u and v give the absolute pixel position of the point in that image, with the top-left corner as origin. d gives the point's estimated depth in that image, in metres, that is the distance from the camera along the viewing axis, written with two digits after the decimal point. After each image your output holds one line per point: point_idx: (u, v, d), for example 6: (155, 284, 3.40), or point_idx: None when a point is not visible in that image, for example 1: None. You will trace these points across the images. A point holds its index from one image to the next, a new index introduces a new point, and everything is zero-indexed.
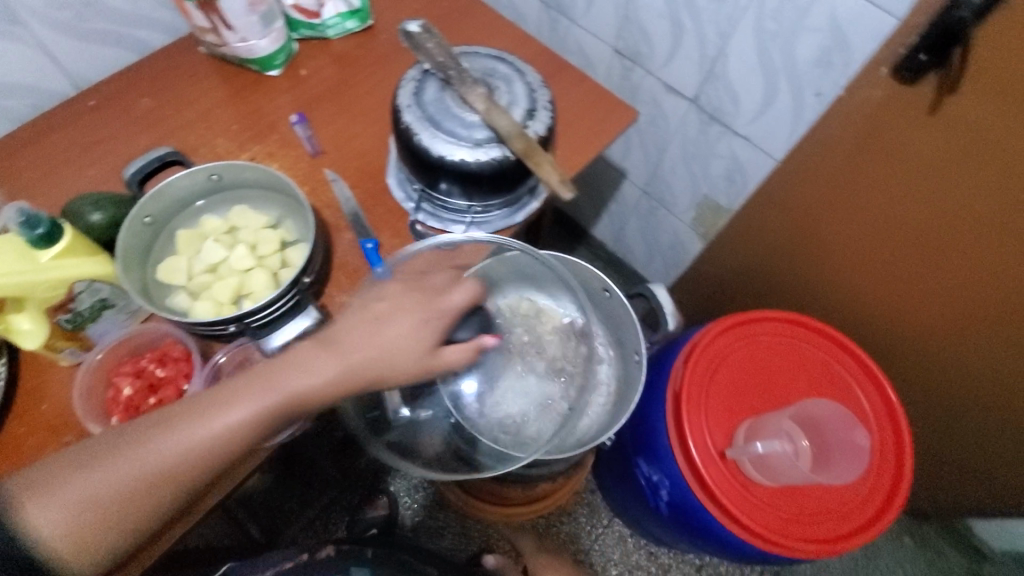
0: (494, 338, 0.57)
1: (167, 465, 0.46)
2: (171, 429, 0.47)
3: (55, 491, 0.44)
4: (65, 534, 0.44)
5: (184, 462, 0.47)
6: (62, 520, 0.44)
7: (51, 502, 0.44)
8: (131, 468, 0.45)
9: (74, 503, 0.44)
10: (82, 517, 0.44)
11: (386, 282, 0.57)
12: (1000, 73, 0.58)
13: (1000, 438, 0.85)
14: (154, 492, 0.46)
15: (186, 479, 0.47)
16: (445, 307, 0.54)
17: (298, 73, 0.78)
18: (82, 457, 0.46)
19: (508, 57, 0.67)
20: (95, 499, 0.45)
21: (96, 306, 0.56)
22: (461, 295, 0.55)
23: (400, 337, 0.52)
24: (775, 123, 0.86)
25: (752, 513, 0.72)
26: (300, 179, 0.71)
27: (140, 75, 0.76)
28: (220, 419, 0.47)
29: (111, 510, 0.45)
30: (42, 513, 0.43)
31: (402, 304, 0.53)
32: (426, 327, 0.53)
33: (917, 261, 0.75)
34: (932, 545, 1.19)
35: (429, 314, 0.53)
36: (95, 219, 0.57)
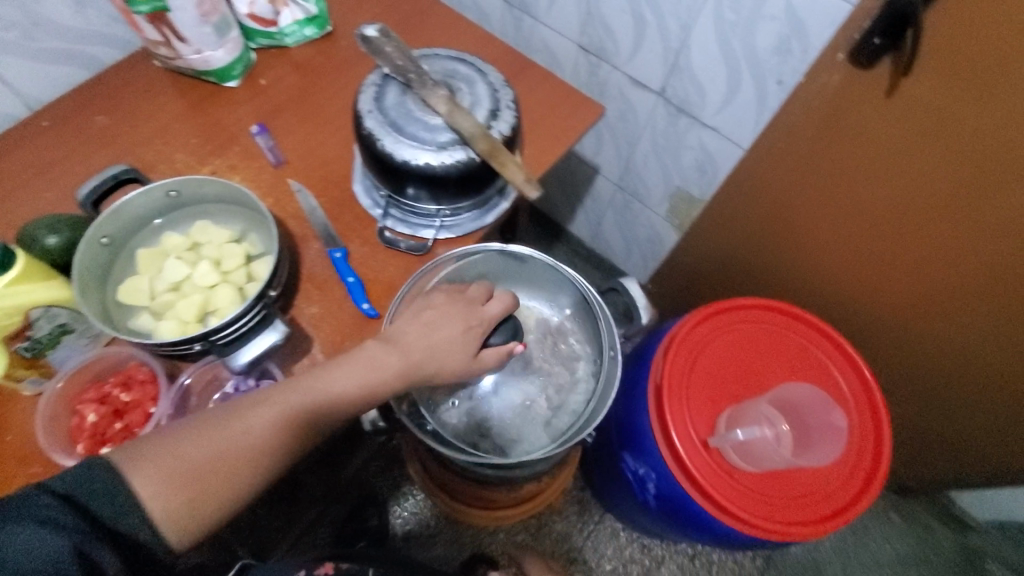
0: (525, 345, 0.62)
1: (264, 443, 0.47)
2: (269, 409, 0.48)
3: (161, 462, 0.44)
4: (168, 507, 0.43)
5: (279, 442, 0.48)
6: (168, 492, 0.43)
7: (155, 471, 0.43)
8: (233, 440, 0.46)
9: (176, 474, 0.44)
10: (186, 490, 0.44)
11: (432, 292, 0.61)
12: (953, 53, 0.59)
13: (974, 412, 0.87)
14: (251, 470, 0.47)
15: (274, 460, 0.48)
16: (484, 317, 0.59)
17: (257, 83, 0.77)
18: (184, 431, 0.46)
19: (469, 58, 0.66)
20: (200, 472, 0.45)
21: (55, 332, 0.54)
22: (499, 305, 0.60)
23: (451, 340, 0.56)
24: (740, 113, 0.87)
25: (739, 500, 0.72)
26: (264, 191, 0.69)
27: (94, 93, 0.74)
28: (305, 402, 0.50)
29: (211, 486, 0.45)
30: (150, 483, 0.43)
31: (448, 313, 0.57)
32: (470, 334, 0.58)
33: (885, 241, 0.77)
34: (917, 519, 1.21)
35: (473, 321, 0.58)
36: (50, 243, 0.55)
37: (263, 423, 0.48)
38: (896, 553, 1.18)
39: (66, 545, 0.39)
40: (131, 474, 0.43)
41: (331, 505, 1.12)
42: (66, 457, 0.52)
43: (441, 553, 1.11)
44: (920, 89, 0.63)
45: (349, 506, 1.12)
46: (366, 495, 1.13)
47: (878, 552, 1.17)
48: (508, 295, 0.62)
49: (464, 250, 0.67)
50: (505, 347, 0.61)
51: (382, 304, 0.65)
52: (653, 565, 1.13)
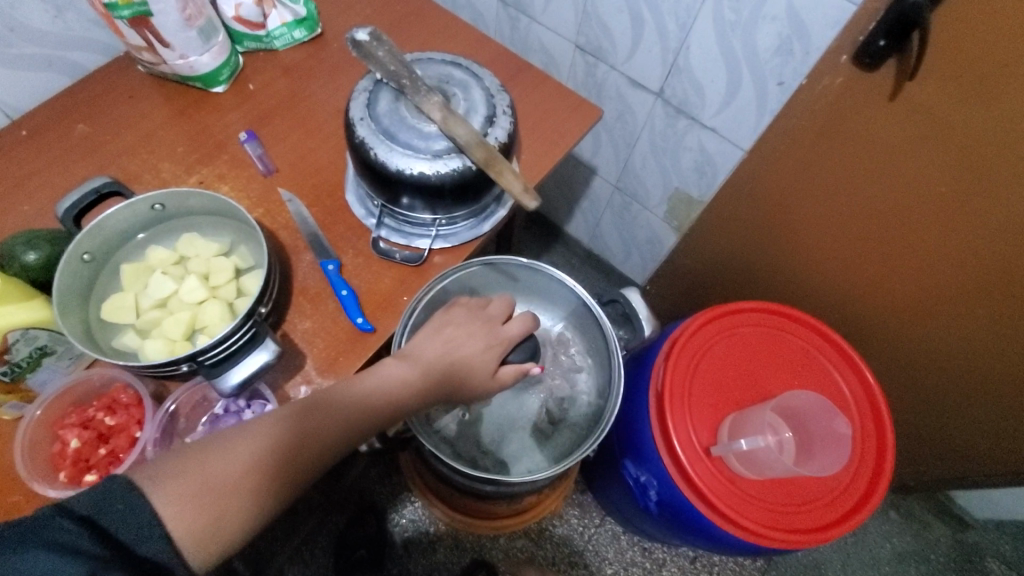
0: (542, 367, 0.64)
1: (291, 458, 0.45)
2: (296, 423, 0.46)
3: (185, 478, 0.40)
4: (193, 527, 0.40)
5: (304, 459, 0.46)
6: (193, 510, 0.40)
7: (180, 493, 0.40)
8: (257, 454, 0.43)
9: (202, 490, 0.41)
10: (211, 508, 0.41)
11: (450, 306, 0.63)
12: (960, 55, 0.57)
13: (976, 413, 0.86)
14: (276, 488, 0.44)
15: (286, 479, 0.45)
16: (504, 335, 0.62)
17: (245, 88, 0.75)
18: (207, 445, 0.43)
19: (464, 62, 0.64)
20: (227, 489, 0.41)
21: (34, 355, 0.52)
22: (520, 326, 0.63)
23: (474, 356, 0.59)
24: (740, 114, 0.85)
25: (741, 507, 0.71)
26: (253, 201, 0.67)
27: (76, 100, 0.71)
28: (331, 417, 0.48)
29: (236, 503, 0.42)
30: (173, 501, 0.39)
31: (469, 330, 0.60)
32: (490, 352, 0.60)
33: (889, 243, 0.75)
34: (918, 517, 1.20)
35: (493, 341, 0.61)
36: (30, 259, 0.53)
37: (288, 438, 0.45)
38: (895, 551, 1.17)
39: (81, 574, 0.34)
40: (154, 491, 0.39)
41: (330, 513, 1.10)
42: (47, 486, 0.51)
43: (442, 560, 1.09)
44: (924, 93, 0.62)
45: (348, 514, 1.10)
46: (365, 503, 1.11)
47: (878, 551, 1.17)
48: (529, 314, 0.65)
49: (473, 260, 0.67)
50: (524, 364, 0.63)
51: (377, 317, 0.63)
52: (654, 568, 1.12)
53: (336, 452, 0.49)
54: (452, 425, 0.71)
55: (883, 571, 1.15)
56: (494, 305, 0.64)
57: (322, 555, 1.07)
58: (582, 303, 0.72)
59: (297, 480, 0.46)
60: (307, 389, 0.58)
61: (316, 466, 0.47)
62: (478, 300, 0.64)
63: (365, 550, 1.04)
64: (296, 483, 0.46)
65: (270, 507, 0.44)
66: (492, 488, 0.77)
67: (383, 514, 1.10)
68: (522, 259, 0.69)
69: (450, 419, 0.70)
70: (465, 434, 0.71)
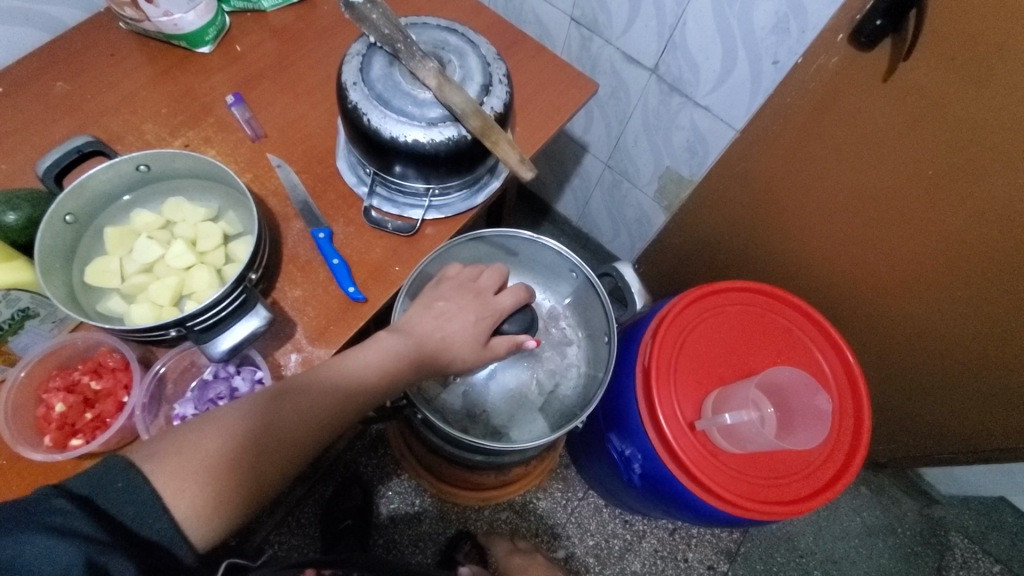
0: (534, 341, 0.65)
1: (281, 433, 0.46)
2: (284, 403, 0.47)
3: (182, 459, 0.42)
4: (193, 503, 0.41)
5: (298, 433, 0.47)
6: (192, 489, 0.41)
7: (178, 470, 0.41)
8: (247, 429, 0.45)
9: (202, 469, 0.42)
10: (208, 486, 0.42)
11: (440, 281, 0.63)
12: (954, 38, 0.58)
13: (945, 389, 0.89)
14: (267, 461, 0.45)
15: (272, 452, 0.46)
16: (496, 308, 0.62)
17: (232, 50, 0.72)
18: (202, 423, 0.44)
19: (460, 28, 0.63)
20: (224, 466, 0.43)
21: (16, 317, 0.51)
22: (512, 297, 0.64)
23: (464, 331, 0.59)
24: (734, 94, 0.84)
25: (722, 479, 0.73)
26: (241, 166, 0.66)
27: (54, 57, 0.69)
28: (324, 393, 0.49)
29: (231, 485, 0.43)
30: (173, 479, 0.41)
31: (460, 305, 0.60)
32: (483, 324, 0.60)
33: (877, 224, 0.76)
34: (887, 492, 1.24)
35: (484, 313, 0.61)
36: (10, 220, 0.51)
37: (276, 417, 0.46)
38: (864, 525, 1.21)
39: (79, 556, 0.34)
40: (153, 472, 0.40)
41: (316, 485, 1.11)
42: (32, 450, 0.51)
43: (428, 531, 1.10)
44: (918, 74, 0.62)
45: (334, 487, 1.11)
46: (352, 475, 1.12)
47: (848, 525, 1.21)
48: (520, 288, 0.65)
49: (462, 235, 0.69)
50: (516, 337, 0.64)
51: (368, 287, 0.62)
52: (634, 540, 1.14)
53: (327, 428, 0.49)
54: (446, 396, 0.72)
55: (852, 543, 1.20)
56: (485, 278, 0.64)
57: (308, 524, 1.08)
58: (578, 275, 0.74)
59: (291, 454, 0.47)
60: (297, 358, 0.58)
61: (309, 441, 0.48)
62: (469, 272, 0.64)
63: (350, 520, 1.05)
64: (292, 457, 0.47)
65: (263, 480, 0.45)
66: (481, 457, 0.78)
67: (370, 486, 1.12)
68: (527, 234, 0.72)
69: (447, 391, 0.72)
70: (457, 406, 0.72)
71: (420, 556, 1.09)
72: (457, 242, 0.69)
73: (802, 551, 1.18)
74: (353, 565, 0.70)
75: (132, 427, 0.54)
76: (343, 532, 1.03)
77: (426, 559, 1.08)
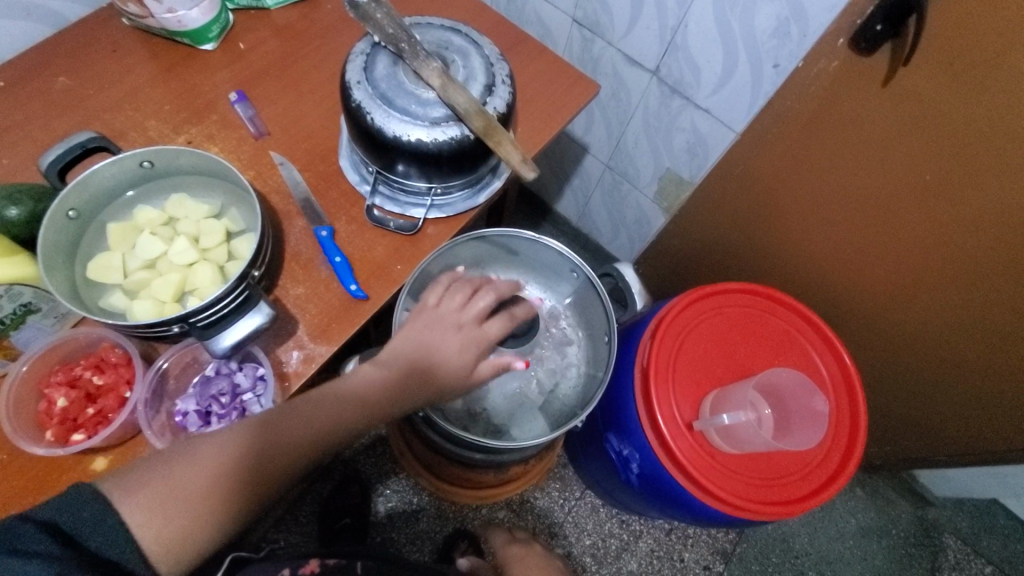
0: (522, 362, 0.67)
1: (276, 454, 0.47)
2: (280, 424, 0.48)
3: (158, 487, 0.42)
4: (161, 535, 0.41)
5: (298, 451, 0.48)
6: (162, 519, 0.41)
7: (143, 500, 0.41)
8: (226, 460, 0.44)
9: (172, 500, 0.42)
10: (177, 517, 0.42)
11: (427, 304, 0.62)
12: (953, 44, 0.59)
13: (937, 392, 0.90)
14: (259, 480, 0.46)
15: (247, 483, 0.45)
16: (483, 335, 0.63)
17: (236, 47, 0.72)
18: (183, 450, 0.44)
19: (464, 28, 0.63)
20: (199, 495, 0.43)
21: (18, 312, 0.51)
22: (502, 324, 0.64)
23: (451, 356, 0.59)
24: (734, 96, 0.85)
25: (719, 479, 0.73)
26: (244, 163, 0.66)
27: (56, 51, 0.68)
28: (307, 422, 0.49)
29: (208, 510, 0.43)
30: (141, 510, 0.41)
31: (451, 329, 0.60)
32: (469, 351, 0.61)
33: (875, 227, 0.77)
34: (882, 494, 1.25)
35: (469, 340, 0.61)
36: (12, 215, 0.50)
37: (258, 446, 0.46)
38: (859, 526, 1.22)
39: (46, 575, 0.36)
40: (121, 502, 0.40)
41: (314, 483, 1.11)
42: (33, 445, 0.51)
43: (425, 529, 1.11)
44: (917, 80, 0.63)
45: (332, 484, 1.11)
46: (349, 473, 1.12)
47: (843, 526, 1.22)
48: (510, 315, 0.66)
49: (463, 234, 0.70)
50: (502, 360, 0.65)
51: (370, 285, 0.63)
52: (631, 539, 1.15)
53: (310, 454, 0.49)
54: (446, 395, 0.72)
55: (847, 544, 1.20)
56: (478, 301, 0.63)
57: (306, 522, 1.08)
58: (579, 275, 0.74)
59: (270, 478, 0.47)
60: (298, 355, 0.58)
61: (306, 455, 0.48)
62: (461, 296, 0.63)
63: (348, 518, 1.06)
64: (275, 478, 0.47)
65: (247, 505, 0.45)
66: (480, 454, 0.78)
67: (367, 485, 1.12)
68: (528, 234, 0.72)
69: None
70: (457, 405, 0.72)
71: (418, 554, 1.09)
72: (460, 241, 0.70)
73: (797, 552, 1.18)
74: (355, 555, 0.73)
75: (134, 422, 0.54)
76: (341, 530, 1.03)
77: (423, 557, 1.09)
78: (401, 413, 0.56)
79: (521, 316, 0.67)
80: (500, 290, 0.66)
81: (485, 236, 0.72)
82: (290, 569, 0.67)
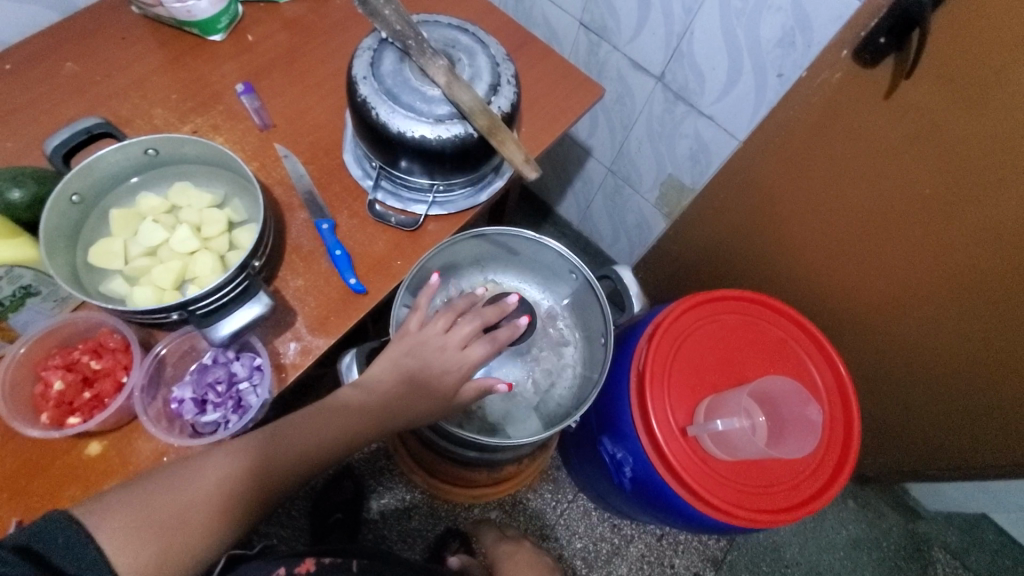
0: (506, 385, 0.62)
1: (262, 474, 0.49)
2: (277, 440, 0.51)
3: (134, 512, 0.43)
4: (136, 560, 0.42)
5: (292, 465, 0.51)
6: (137, 545, 0.42)
7: (119, 525, 0.42)
8: (207, 486, 0.46)
9: (149, 525, 0.43)
10: (153, 541, 0.43)
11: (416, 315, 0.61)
12: (953, 60, 0.59)
13: (929, 404, 0.91)
14: (251, 500, 0.48)
15: (227, 508, 0.47)
16: (465, 360, 0.60)
17: (244, 39, 0.73)
18: (164, 477, 0.46)
19: (471, 28, 0.63)
20: (177, 520, 0.44)
21: (17, 294, 0.51)
22: (483, 348, 0.61)
23: (438, 377, 0.59)
24: (739, 104, 0.86)
25: (712, 485, 0.73)
26: (249, 154, 0.66)
27: (64, 37, 0.69)
28: (292, 446, 0.51)
29: (187, 535, 0.45)
30: (116, 535, 0.42)
31: (439, 350, 0.59)
32: (452, 375, 0.59)
33: (873, 237, 0.77)
34: (873, 506, 1.25)
35: (450, 365, 0.59)
36: (15, 197, 0.50)
37: (243, 472, 0.48)
38: (850, 537, 1.22)
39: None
40: (97, 528, 0.42)
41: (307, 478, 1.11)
42: (29, 426, 0.51)
43: (417, 527, 1.11)
44: (918, 94, 0.63)
45: (324, 479, 1.10)
46: (342, 468, 1.12)
47: (834, 537, 1.22)
48: (494, 340, 0.62)
49: (466, 231, 0.69)
50: (485, 383, 0.62)
51: (369, 279, 0.63)
52: (622, 544, 1.15)
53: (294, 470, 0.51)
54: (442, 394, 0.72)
55: (837, 555, 1.20)
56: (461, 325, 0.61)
57: (297, 516, 1.08)
58: (578, 276, 0.75)
59: (256, 498, 0.49)
60: (296, 346, 0.58)
61: (295, 469, 0.51)
62: (444, 323, 0.61)
63: (340, 513, 1.06)
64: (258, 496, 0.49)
65: (230, 523, 0.47)
66: (474, 452, 0.79)
67: (360, 479, 1.11)
68: (528, 233, 0.72)
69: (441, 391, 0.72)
70: None
71: (409, 552, 1.09)
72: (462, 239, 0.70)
73: (787, 562, 1.18)
74: (350, 553, 0.73)
75: (131, 407, 0.54)
76: (333, 525, 1.04)
77: (415, 555, 1.09)
78: (395, 413, 0.57)
79: (504, 338, 0.62)
80: (485, 316, 0.63)
81: (486, 236, 0.73)
82: (286, 568, 0.66)
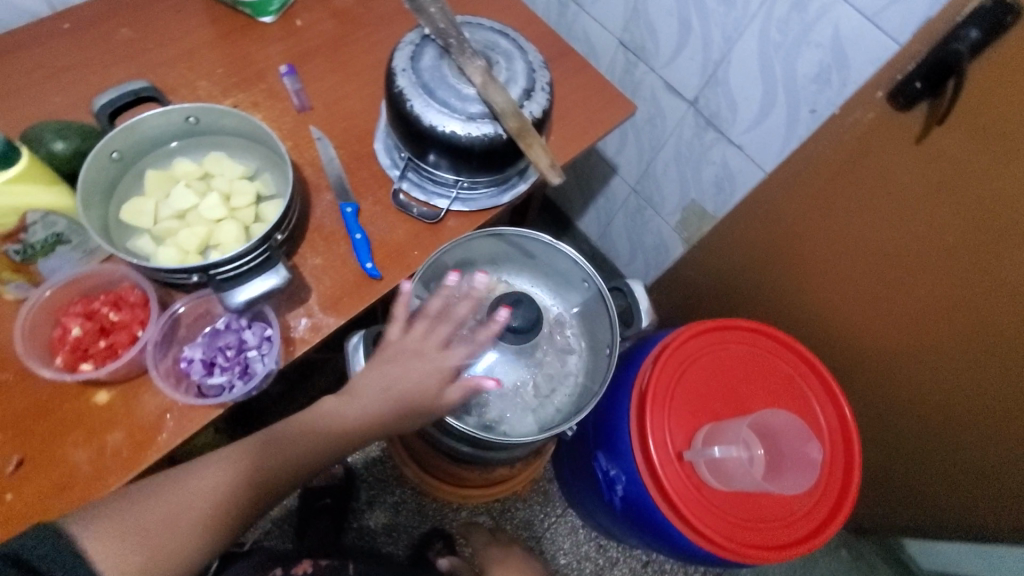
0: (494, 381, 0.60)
1: (260, 475, 0.51)
2: (278, 435, 0.52)
3: (120, 520, 0.45)
4: (123, 564, 0.44)
5: (290, 465, 0.52)
6: (125, 550, 0.44)
7: (105, 528, 0.44)
8: (201, 491, 0.48)
9: (136, 530, 0.45)
10: (142, 545, 0.45)
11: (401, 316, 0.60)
12: (989, 111, 0.59)
13: (933, 459, 0.89)
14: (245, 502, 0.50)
15: (222, 510, 0.48)
16: (444, 364, 0.58)
17: (292, 23, 0.75)
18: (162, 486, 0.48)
19: (512, 33, 0.65)
20: (168, 525, 0.46)
21: (49, 240, 0.53)
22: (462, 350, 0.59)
23: (418, 377, 0.57)
24: (769, 136, 0.87)
25: (704, 514, 0.72)
26: (284, 133, 0.68)
27: (123, 4, 0.72)
28: (293, 447, 0.52)
29: (177, 541, 0.46)
30: (102, 537, 0.44)
31: (417, 353, 0.58)
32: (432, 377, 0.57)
33: (890, 280, 0.76)
34: (866, 558, 1.23)
35: (428, 367, 0.57)
36: (58, 148, 0.53)
37: (240, 476, 0.50)
38: None
39: None
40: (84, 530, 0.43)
41: None
42: (43, 366, 0.53)
43: (403, 522, 1.11)
44: (950, 141, 0.63)
45: None
46: None
47: None
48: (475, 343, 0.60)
49: (484, 229, 0.69)
50: (472, 383, 0.59)
51: (385, 266, 0.64)
52: (606, 565, 1.14)
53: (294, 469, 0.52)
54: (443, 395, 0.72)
55: None
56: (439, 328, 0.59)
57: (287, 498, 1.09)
58: (590, 285, 0.76)
59: (253, 492, 0.50)
60: (307, 322, 0.60)
61: (294, 465, 0.52)
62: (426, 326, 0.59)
63: (330, 499, 1.07)
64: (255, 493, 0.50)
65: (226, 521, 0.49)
66: (468, 450, 0.79)
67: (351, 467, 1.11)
68: (546, 238, 0.73)
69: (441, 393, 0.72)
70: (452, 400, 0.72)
71: (392, 547, 1.09)
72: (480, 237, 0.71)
73: None
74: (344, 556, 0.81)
75: (142, 361, 0.55)
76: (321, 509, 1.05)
77: (397, 551, 1.08)
78: (393, 413, 0.56)
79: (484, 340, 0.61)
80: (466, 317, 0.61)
81: (504, 237, 0.74)
82: (283, 568, 0.75)
